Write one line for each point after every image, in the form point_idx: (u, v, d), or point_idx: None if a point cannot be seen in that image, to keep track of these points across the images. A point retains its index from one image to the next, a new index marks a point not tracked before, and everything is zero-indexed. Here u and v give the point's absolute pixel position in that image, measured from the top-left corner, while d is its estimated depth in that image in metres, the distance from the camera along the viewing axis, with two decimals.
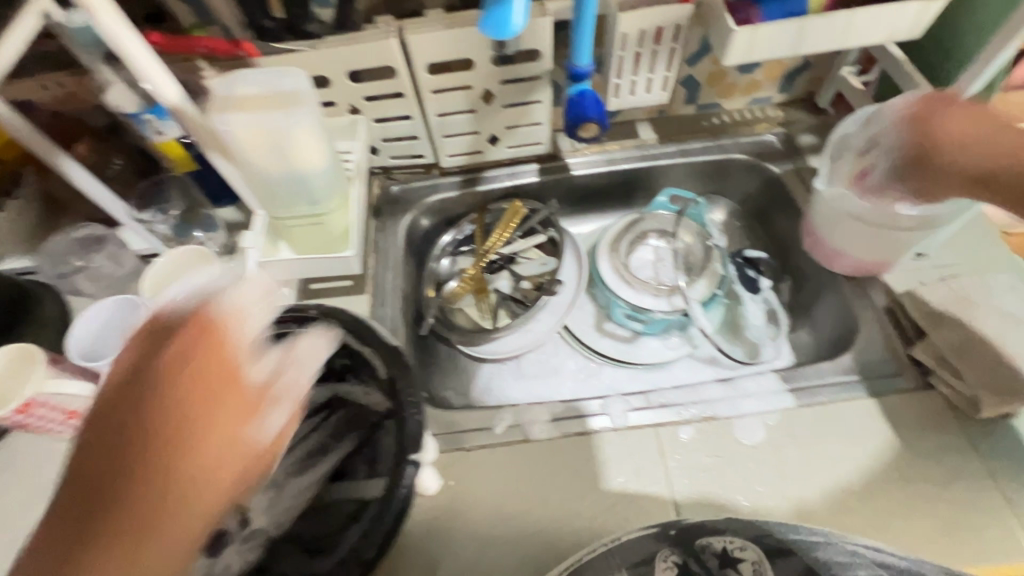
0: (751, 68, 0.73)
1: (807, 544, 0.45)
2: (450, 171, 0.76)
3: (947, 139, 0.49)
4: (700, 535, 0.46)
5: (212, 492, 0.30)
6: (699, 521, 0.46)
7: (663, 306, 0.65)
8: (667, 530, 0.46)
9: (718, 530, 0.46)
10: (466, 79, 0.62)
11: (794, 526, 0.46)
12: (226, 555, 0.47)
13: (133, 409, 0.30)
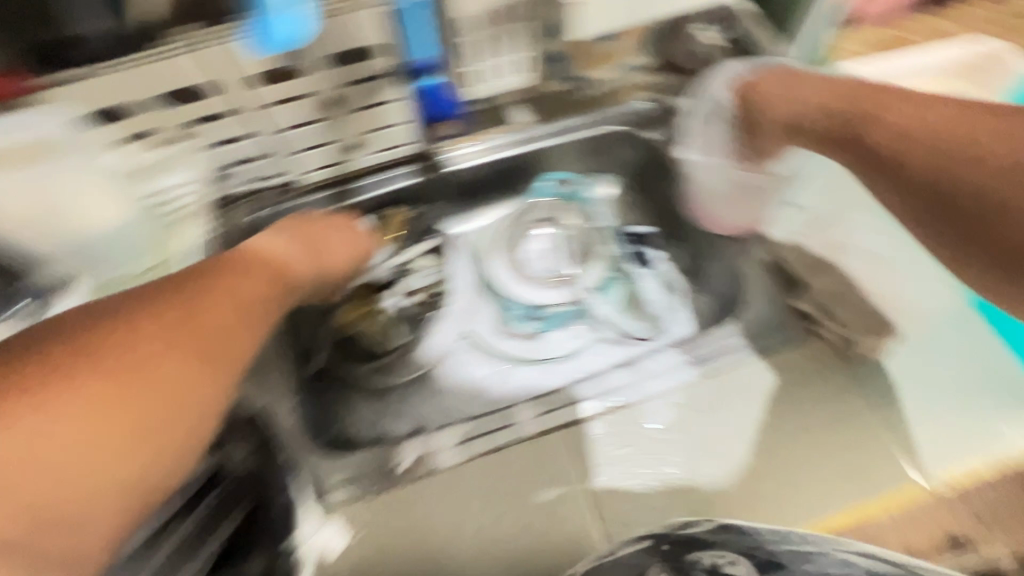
0: (617, 35, 0.69)
1: (797, 554, 0.38)
2: (320, 184, 0.67)
3: (873, 135, 0.49)
4: (692, 550, 0.40)
5: (223, 377, 0.41)
6: (692, 536, 0.40)
7: (555, 299, 0.66)
8: (659, 544, 0.40)
9: (707, 545, 0.39)
10: (301, 88, 0.53)
11: (787, 533, 0.38)
12: None
13: (210, 271, 0.46)
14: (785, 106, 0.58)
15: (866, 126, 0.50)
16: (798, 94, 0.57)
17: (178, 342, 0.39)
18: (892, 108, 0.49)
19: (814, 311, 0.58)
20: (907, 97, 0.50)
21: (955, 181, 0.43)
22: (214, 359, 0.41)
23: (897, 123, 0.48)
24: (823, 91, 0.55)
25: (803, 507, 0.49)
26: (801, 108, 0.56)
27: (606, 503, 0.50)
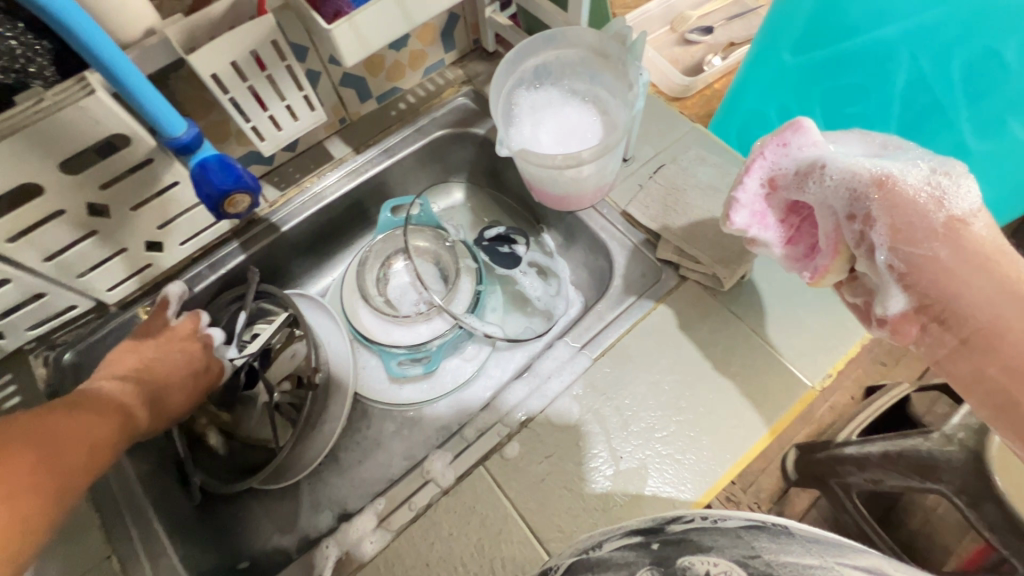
0: (403, 42, 0.66)
1: (798, 570, 0.28)
2: (133, 297, 0.60)
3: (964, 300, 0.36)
4: (684, 553, 0.31)
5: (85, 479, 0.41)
6: (685, 535, 0.32)
7: (438, 331, 0.62)
8: (651, 543, 0.32)
9: (702, 546, 0.30)
10: (50, 208, 0.46)
11: (783, 538, 0.30)
12: None
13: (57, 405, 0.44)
14: (949, 280, 0.37)
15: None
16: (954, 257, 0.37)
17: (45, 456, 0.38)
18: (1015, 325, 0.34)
19: (676, 256, 0.58)
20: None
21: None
22: (54, 502, 0.37)
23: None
24: (997, 290, 0.35)
25: (722, 446, 0.51)
26: (978, 302, 0.36)
27: (545, 518, 0.48)
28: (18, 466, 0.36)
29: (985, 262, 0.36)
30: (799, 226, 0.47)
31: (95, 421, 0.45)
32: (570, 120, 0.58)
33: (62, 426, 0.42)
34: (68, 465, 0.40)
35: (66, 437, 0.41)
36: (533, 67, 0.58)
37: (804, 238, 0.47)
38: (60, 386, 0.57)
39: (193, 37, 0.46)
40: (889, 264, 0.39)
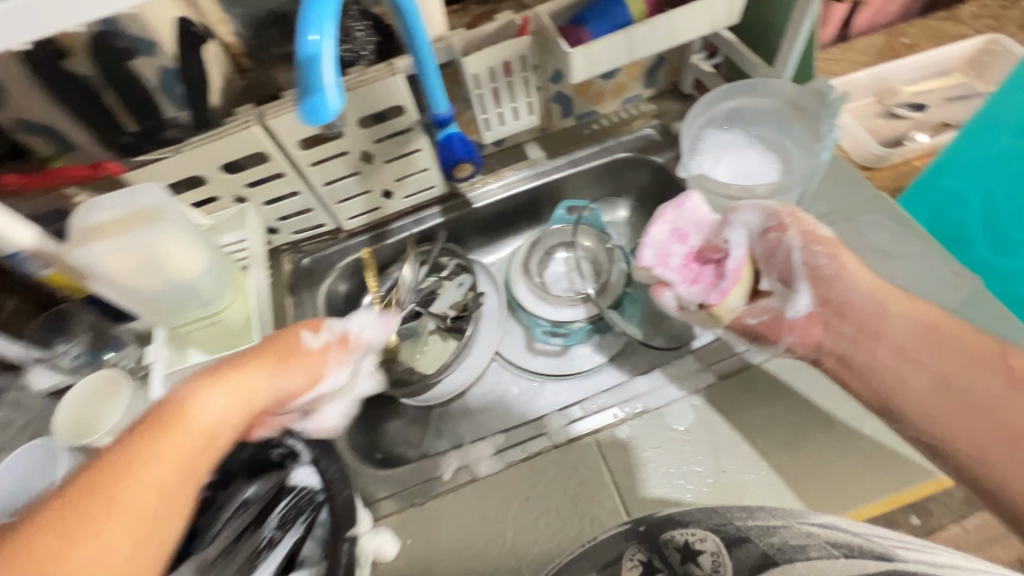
0: (613, 74, 0.77)
1: (763, 530, 0.40)
2: (357, 232, 0.77)
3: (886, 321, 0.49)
4: (666, 529, 0.43)
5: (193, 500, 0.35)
6: (667, 514, 0.44)
7: (581, 315, 0.69)
8: (637, 527, 0.45)
9: (684, 522, 0.43)
10: (341, 146, 0.63)
11: (754, 511, 0.42)
12: None
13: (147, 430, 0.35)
14: (842, 287, 0.51)
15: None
16: (855, 267, 0.51)
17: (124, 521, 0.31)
18: (889, 323, 0.49)
19: None
20: (925, 330, 0.47)
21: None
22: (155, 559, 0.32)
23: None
24: (872, 288, 0.50)
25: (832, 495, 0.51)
26: (862, 296, 0.50)
27: (637, 498, 0.53)
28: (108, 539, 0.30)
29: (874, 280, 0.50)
30: (699, 270, 0.53)
31: (196, 443, 0.36)
32: (750, 161, 0.63)
33: (150, 464, 0.33)
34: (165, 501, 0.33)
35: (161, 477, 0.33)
36: (727, 109, 0.64)
37: (704, 277, 0.53)
38: (295, 279, 0.75)
39: (468, 45, 0.60)
40: (803, 261, 0.51)
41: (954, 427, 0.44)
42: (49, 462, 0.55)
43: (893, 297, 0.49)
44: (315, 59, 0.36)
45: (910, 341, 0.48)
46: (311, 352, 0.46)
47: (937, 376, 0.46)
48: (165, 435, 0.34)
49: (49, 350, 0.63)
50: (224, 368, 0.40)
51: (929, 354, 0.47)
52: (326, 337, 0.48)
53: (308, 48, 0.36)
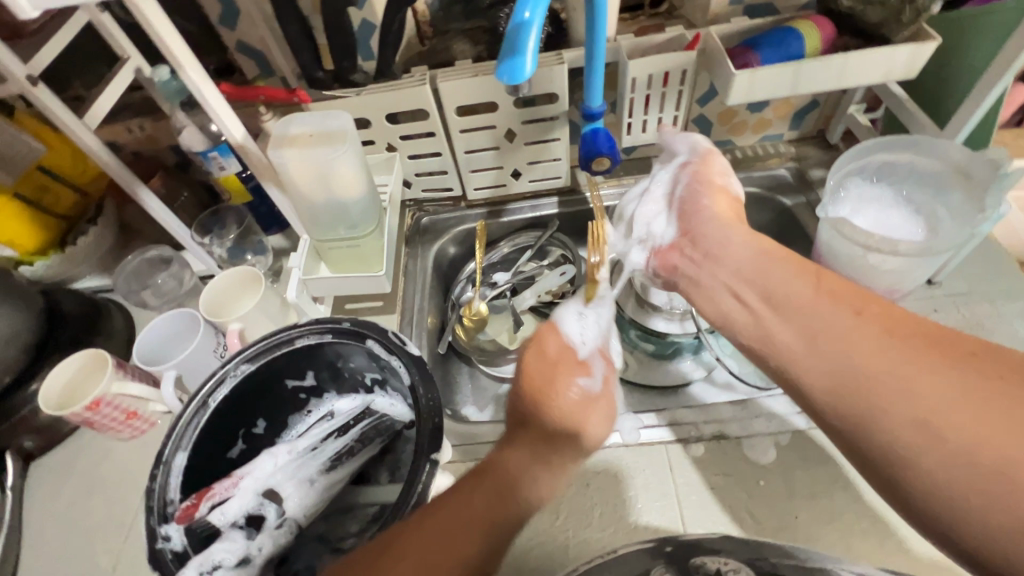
0: (762, 108, 0.77)
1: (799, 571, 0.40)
2: (477, 204, 0.82)
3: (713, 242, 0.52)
4: (697, 553, 0.42)
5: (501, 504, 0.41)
6: (695, 539, 0.43)
7: (675, 329, 0.66)
8: (662, 547, 0.43)
9: (713, 550, 0.42)
10: (491, 120, 0.68)
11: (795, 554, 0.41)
12: (260, 538, 0.49)
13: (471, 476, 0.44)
14: (694, 219, 0.55)
15: (805, 339, 0.42)
16: (718, 203, 0.55)
17: (448, 512, 0.40)
18: (720, 249, 0.51)
19: None
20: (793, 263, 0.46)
21: (922, 425, 0.34)
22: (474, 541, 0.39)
23: (825, 339, 0.40)
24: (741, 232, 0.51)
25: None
26: (721, 235, 0.52)
27: (698, 519, 0.53)
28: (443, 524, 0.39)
29: (731, 218, 0.53)
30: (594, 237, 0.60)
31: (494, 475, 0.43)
32: (890, 218, 0.60)
33: (475, 490, 0.42)
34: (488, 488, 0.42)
35: (499, 489, 0.42)
36: (880, 162, 0.62)
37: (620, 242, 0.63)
38: (412, 234, 0.81)
39: (632, 50, 0.63)
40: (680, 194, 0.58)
41: (762, 320, 0.45)
42: (189, 329, 0.65)
43: (731, 229, 0.51)
44: (525, 26, 0.40)
45: (734, 258, 0.49)
46: (601, 393, 0.50)
47: (761, 289, 0.46)
48: (481, 491, 0.42)
49: (209, 238, 0.74)
50: (553, 448, 0.45)
51: (726, 262, 0.50)
52: (600, 373, 0.51)
53: (521, 15, 0.40)
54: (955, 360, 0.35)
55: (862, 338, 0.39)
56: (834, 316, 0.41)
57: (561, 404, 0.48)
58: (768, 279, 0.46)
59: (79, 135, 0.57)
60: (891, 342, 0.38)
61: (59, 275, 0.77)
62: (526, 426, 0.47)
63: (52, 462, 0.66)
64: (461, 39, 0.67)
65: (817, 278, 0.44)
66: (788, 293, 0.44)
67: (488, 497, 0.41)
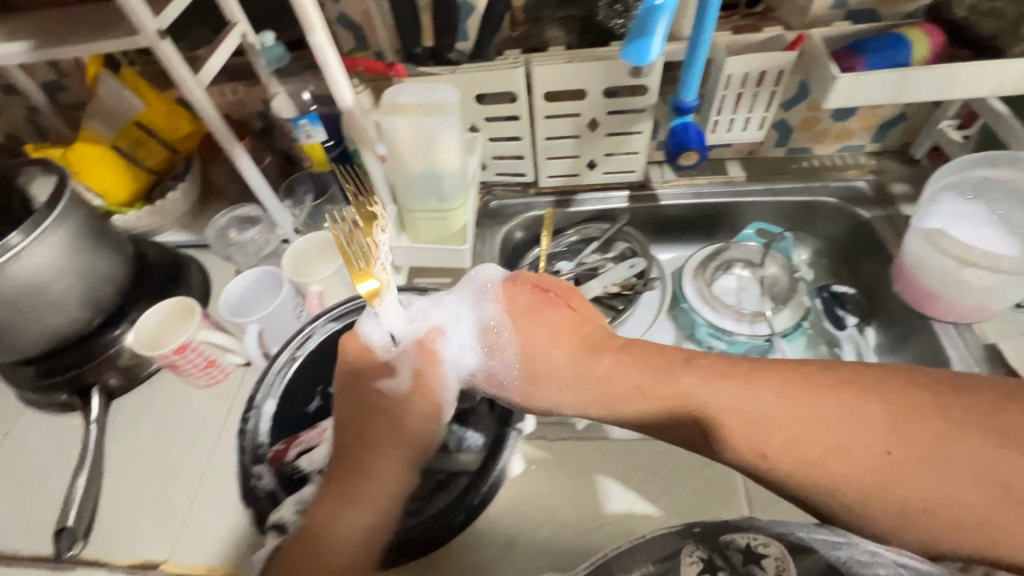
0: (847, 117, 0.76)
1: (824, 544, 0.45)
2: (546, 192, 0.83)
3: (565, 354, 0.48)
4: (726, 531, 0.47)
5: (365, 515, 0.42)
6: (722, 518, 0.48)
7: (745, 330, 0.68)
8: (691, 527, 0.48)
9: (744, 527, 0.47)
10: (577, 107, 0.69)
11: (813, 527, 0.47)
12: None
13: (337, 495, 0.42)
14: (528, 334, 0.50)
15: (754, 465, 0.38)
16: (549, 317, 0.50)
17: (304, 535, 0.40)
18: (580, 363, 0.47)
19: None
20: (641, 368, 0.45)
21: (927, 506, 0.34)
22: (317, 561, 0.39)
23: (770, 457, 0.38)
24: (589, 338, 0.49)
25: None
26: (563, 350, 0.48)
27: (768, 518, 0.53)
28: (309, 545, 0.40)
29: (575, 323, 0.50)
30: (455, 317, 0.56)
31: (342, 492, 0.42)
32: (985, 235, 0.59)
33: (347, 501, 0.42)
34: (343, 494, 0.42)
35: (368, 493, 0.42)
36: (977, 178, 0.61)
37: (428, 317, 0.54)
38: (481, 217, 0.83)
39: (729, 47, 0.63)
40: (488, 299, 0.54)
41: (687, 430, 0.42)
42: (270, 286, 0.67)
43: (558, 340, 0.49)
44: (658, 9, 0.40)
45: (605, 371, 0.46)
46: (405, 395, 0.48)
47: (675, 398, 0.42)
48: (349, 498, 0.42)
49: (292, 201, 0.78)
50: (350, 479, 0.43)
51: (576, 365, 0.47)
52: (409, 371, 0.49)
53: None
54: (906, 408, 0.36)
55: (816, 430, 0.37)
56: (801, 412, 0.38)
57: (379, 419, 0.46)
58: (654, 390, 0.43)
59: (192, 91, 0.60)
60: (830, 416, 0.37)
61: (147, 227, 0.80)
62: (337, 469, 0.44)
63: (129, 403, 0.68)
64: (556, 26, 0.68)
65: (703, 377, 0.42)
66: (694, 409, 0.41)
67: (382, 472, 0.44)
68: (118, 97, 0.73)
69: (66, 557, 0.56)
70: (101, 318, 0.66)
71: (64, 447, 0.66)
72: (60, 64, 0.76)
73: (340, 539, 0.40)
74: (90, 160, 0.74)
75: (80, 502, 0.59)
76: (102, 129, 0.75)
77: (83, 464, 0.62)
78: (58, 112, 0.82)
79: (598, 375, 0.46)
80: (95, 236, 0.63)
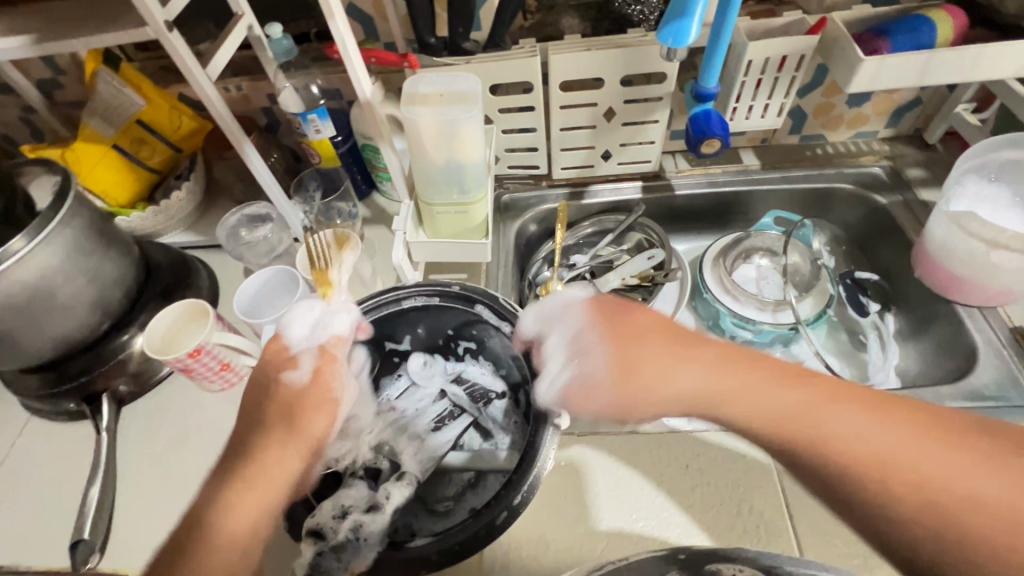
0: (862, 102, 0.75)
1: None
2: (559, 184, 0.82)
3: (672, 368, 0.43)
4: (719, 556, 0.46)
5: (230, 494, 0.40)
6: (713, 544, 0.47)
7: (768, 319, 0.68)
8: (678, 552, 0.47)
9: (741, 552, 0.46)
10: (594, 97, 0.68)
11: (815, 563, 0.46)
12: (385, 490, 0.48)
13: (233, 478, 0.41)
14: (626, 351, 0.44)
15: (834, 470, 0.36)
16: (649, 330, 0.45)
17: (209, 521, 0.39)
18: (687, 378, 0.42)
19: None
20: (737, 374, 0.41)
21: (943, 526, 0.34)
22: (218, 547, 0.38)
23: (834, 456, 0.37)
24: (701, 353, 0.43)
25: None
26: (671, 364, 0.43)
27: (803, 508, 0.52)
28: (214, 530, 0.39)
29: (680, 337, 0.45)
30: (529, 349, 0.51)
31: (247, 479, 0.41)
32: (1009, 218, 0.59)
33: (236, 486, 0.41)
34: (236, 478, 0.41)
35: (268, 482, 0.42)
36: (1001, 160, 0.60)
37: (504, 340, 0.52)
38: (494, 211, 0.81)
39: (749, 33, 0.62)
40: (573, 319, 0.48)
41: (757, 437, 0.40)
42: (285, 287, 0.65)
43: (672, 352, 0.43)
44: None
45: (710, 382, 0.41)
46: (305, 388, 0.47)
47: (772, 412, 0.39)
48: (248, 481, 0.41)
49: (302, 197, 0.76)
50: (254, 460, 0.42)
51: (678, 376, 0.42)
52: (311, 365, 0.48)
53: None
54: (939, 436, 0.36)
55: (908, 461, 0.35)
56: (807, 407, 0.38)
57: (279, 412, 0.45)
58: (751, 400, 0.40)
59: (201, 85, 0.57)
60: (897, 434, 0.36)
61: (151, 228, 0.78)
62: (242, 461, 0.43)
63: (141, 409, 0.66)
64: (571, 14, 0.67)
65: (802, 390, 0.39)
66: (790, 422, 0.38)
67: (283, 454, 0.43)
68: (117, 95, 0.71)
69: (83, 570, 0.54)
70: (109, 322, 0.63)
71: (74, 457, 0.63)
72: (57, 61, 0.73)
73: (231, 527, 0.39)
74: (91, 160, 0.72)
75: (94, 513, 0.57)
76: (102, 128, 0.72)
77: (95, 474, 0.60)
78: (55, 111, 0.79)
79: (699, 387, 0.41)
80: (102, 237, 0.61)
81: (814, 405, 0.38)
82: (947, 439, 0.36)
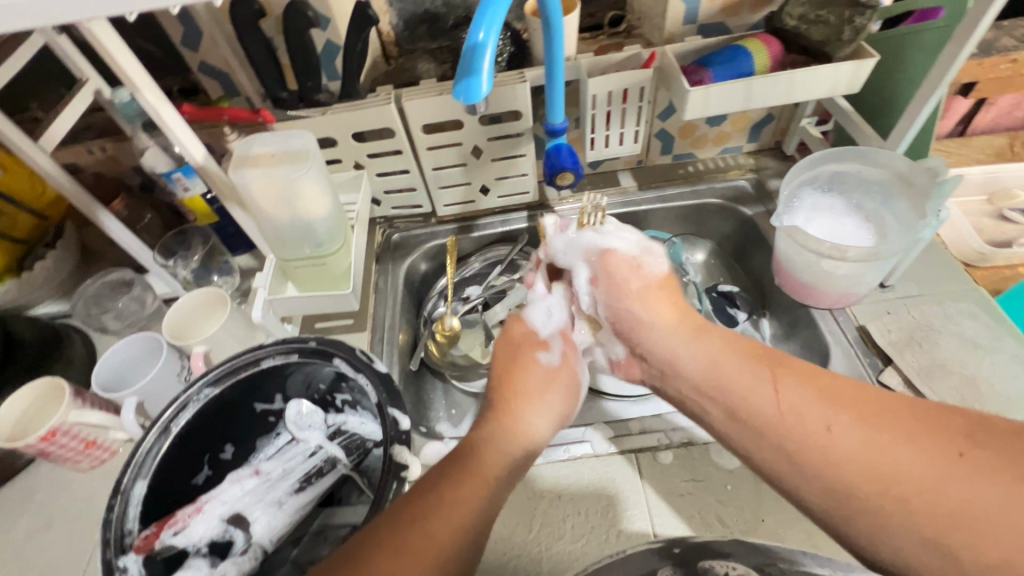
0: (721, 122, 0.79)
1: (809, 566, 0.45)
2: (447, 219, 0.82)
3: (677, 348, 0.53)
4: (705, 557, 0.47)
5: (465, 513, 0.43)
6: (703, 542, 0.47)
7: None
8: (671, 547, 0.47)
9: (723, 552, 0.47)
10: (458, 137, 0.69)
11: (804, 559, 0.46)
12: (222, 566, 0.50)
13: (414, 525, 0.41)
14: (635, 311, 0.57)
15: (790, 450, 0.42)
16: (663, 309, 0.56)
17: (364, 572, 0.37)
18: (680, 355, 0.52)
19: (903, 386, 0.58)
20: (749, 360, 0.48)
21: (907, 518, 0.36)
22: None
23: (796, 441, 0.42)
24: (684, 323, 0.54)
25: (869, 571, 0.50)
26: (658, 331, 0.55)
27: (668, 526, 0.54)
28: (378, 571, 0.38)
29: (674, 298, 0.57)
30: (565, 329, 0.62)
31: (439, 520, 0.42)
32: (843, 227, 0.63)
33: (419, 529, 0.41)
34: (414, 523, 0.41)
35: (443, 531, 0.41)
36: (830, 173, 0.65)
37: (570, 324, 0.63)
38: (383, 251, 0.81)
39: (592, 68, 0.65)
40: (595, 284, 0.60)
41: (730, 436, 0.47)
42: (150, 353, 0.64)
43: (679, 335, 0.54)
44: (479, 48, 0.41)
45: (696, 361, 0.51)
46: (559, 366, 0.59)
47: (729, 392, 0.47)
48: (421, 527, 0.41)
49: (173, 260, 0.72)
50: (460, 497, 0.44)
51: (681, 343, 0.53)
52: (559, 349, 0.60)
53: (475, 38, 0.41)
54: (919, 437, 0.38)
55: (904, 447, 0.38)
56: (805, 406, 0.43)
57: (483, 456, 0.48)
58: (726, 383, 0.48)
59: (35, 158, 0.56)
60: (860, 423, 0.40)
61: (17, 302, 0.74)
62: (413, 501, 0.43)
63: (2, 498, 0.63)
64: (426, 59, 0.68)
65: (773, 376, 0.46)
66: (739, 390, 0.47)
67: (461, 503, 0.43)
68: None
69: None
70: None
71: None
72: None
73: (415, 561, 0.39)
74: None
75: None
76: None
77: None
78: None
79: (701, 366, 0.50)
80: None
81: (769, 386, 0.45)
82: (946, 435, 0.37)
